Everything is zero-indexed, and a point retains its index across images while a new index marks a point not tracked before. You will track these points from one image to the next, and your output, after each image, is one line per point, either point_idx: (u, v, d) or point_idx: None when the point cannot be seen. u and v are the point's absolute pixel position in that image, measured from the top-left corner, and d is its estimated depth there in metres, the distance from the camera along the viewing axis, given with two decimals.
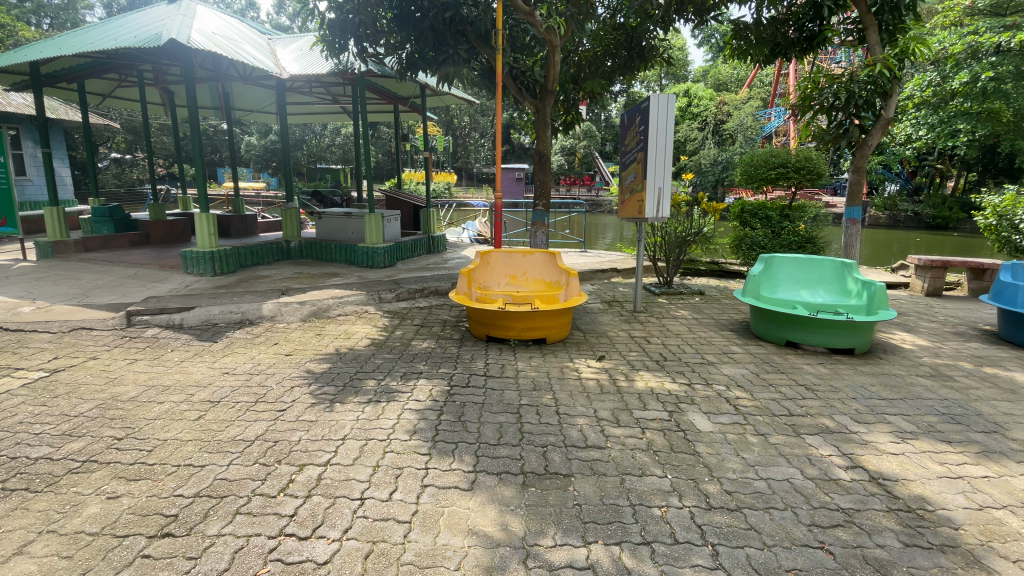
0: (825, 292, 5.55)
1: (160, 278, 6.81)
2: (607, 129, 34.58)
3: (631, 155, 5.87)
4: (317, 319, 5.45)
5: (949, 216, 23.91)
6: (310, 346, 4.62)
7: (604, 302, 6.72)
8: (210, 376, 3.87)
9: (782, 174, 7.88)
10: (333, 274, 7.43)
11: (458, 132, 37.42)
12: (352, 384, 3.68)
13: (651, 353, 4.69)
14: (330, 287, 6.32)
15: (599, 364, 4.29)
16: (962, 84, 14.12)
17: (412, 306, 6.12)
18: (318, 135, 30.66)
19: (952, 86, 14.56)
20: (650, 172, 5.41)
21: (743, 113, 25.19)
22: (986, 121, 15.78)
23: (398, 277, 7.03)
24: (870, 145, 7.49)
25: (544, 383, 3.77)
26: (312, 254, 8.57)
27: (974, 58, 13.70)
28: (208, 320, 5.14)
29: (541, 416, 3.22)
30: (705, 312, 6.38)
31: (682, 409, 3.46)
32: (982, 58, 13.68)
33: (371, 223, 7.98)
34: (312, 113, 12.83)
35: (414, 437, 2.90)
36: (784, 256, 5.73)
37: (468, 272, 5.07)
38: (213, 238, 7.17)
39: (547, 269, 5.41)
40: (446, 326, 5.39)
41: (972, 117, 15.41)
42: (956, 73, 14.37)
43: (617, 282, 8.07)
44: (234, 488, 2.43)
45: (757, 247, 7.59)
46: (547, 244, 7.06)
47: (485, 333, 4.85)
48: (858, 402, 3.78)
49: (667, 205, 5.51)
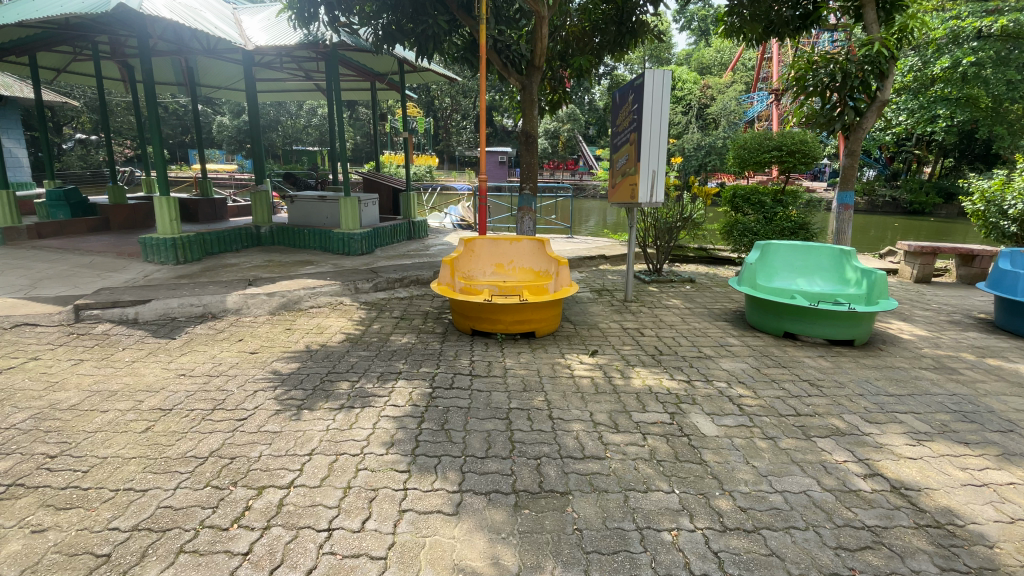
0: (823, 281, 5.33)
1: (117, 267, 6.32)
2: (590, 112, 34.14)
3: (623, 136, 5.53)
4: (287, 312, 5.06)
5: (925, 201, 24.20)
6: (278, 343, 4.25)
7: (593, 291, 6.44)
8: (166, 380, 3.49)
9: (777, 157, 7.50)
10: (307, 262, 7.00)
11: (439, 113, 36.68)
12: (322, 388, 3.33)
13: (647, 346, 4.41)
14: (303, 276, 5.90)
15: (592, 360, 4.00)
16: (944, 69, 14.16)
17: (391, 297, 5.75)
18: (293, 116, 29.64)
19: (933, 72, 14.60)
20: (644, 154, 5.09)
21: (727, 97, 25.06)
22: (965, 107, 15.85)
23: (375, 265, 6.64)
24: (865, 128, 7.29)
25: (534, 383, 3.46)
26: (284, 240, 8.11)
27: (956, 43, 13.68)
28: (166, 314, 4.71)
29: (533, 423, 2.91)
30: (697, 300, 6.14)
31: (684, 410, 3.19)
32: (963, 43, 13.69)
33: (346, 207, 7.56)
34: (285, 91, 12.19)
35: (391, 450, 2.58)
36: (780, 243, 5.50)
37: (451, 261, 4.74)
38: (175, 224, 6.69)
39: (535, 257, 5.11)
40: (427, 318, 5.05)
41: (951, 103, 15.50)
42: (937, 59, 14.38)
43: (605, 269, 7.80)
44: (180, 519, 2.09)
45: (750, 233, 7.32)
46: (534, 230, 6.73)
47: (470, 326, 4.52)
48: (867, 399, 3.57)
49: (661, 189, 5.22)
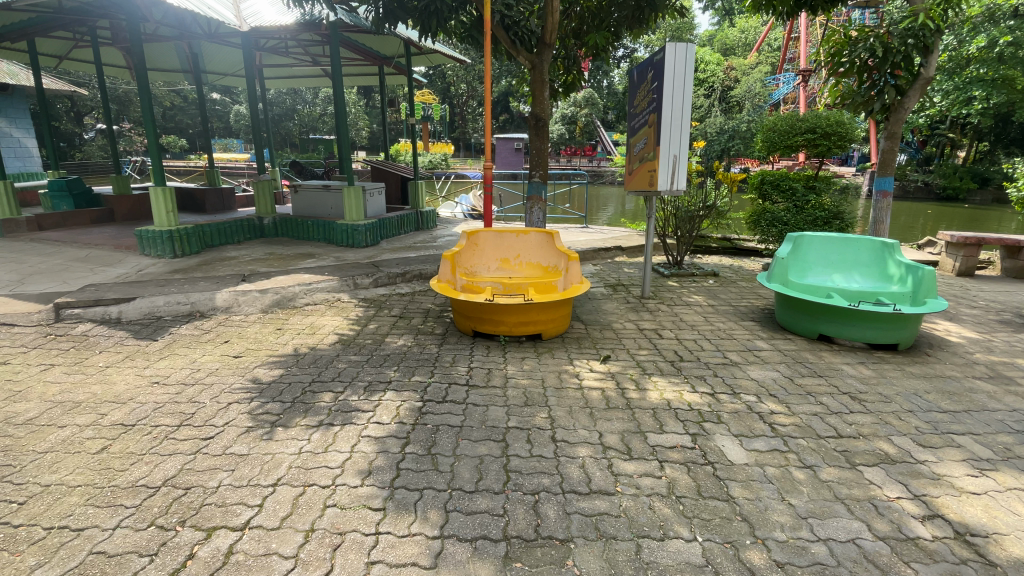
0: (862, 277, 4.84)
1: (112, 261, 6.11)
2: (608, 96, 33.27)
3: (641, 118, 5.07)
4: (280, 310, 4.77)
5: (960, 187, 22.98)
6: (265, 346, 3.96)
7: (608, 286, 6.02)
8: (136, 389, 3.21)
9: (810, 141, 6.40)
10: (308, 254, 6.71)
11: (454, 100, 36.16)
12: (302, 400, 3.01)
13: (665, 351, 4.01)
14: (300, 270, 5.60)
15: (604, 367, 3.61)
16: (979, 48, 13.36)
17: (392, 293, 5.41)
18: (308, 104, 29.43)
19: (969, 51, 13.75)
20: (664, 137, 4.63)
21: (751, 79, 24.07)
22: (1002, 88, 14.98)
23: (377, 259, 6.31)
24: (907, 108, 6.67)
25: (537, 397, 3.08)
26: (288, 232, 7.83)
27: (992, 21, 12.89)
28: (150, 313, 4.45)
29: (533, 447, 2.54)
30: (721, 297, 5.69)
31: (707, 431, 2.79)
32: (1000, 21, 12.88)
33: (349, 196, 7.21)
34: (292, 77, 11.87)
35: (366, 482, 2.24)
36: (814, 235, 5.01)
37: (451, 255, 4.38)
38: (172, 215, 6.44)
39: (544, 251, 4.73)
40: (428, 317, 4.70)
41: (987, 84, 14.61)
42: (973, 38, 13.54)
43: (621, 262, 7.38)
44: (109, 570, 1.79)
45: (778, 223, 6.78)
46: (545, 221, 6.33)
47: (471, 328, 4.17)
48: (917, 417, 3.12)
49: (683, 175, 4.76)
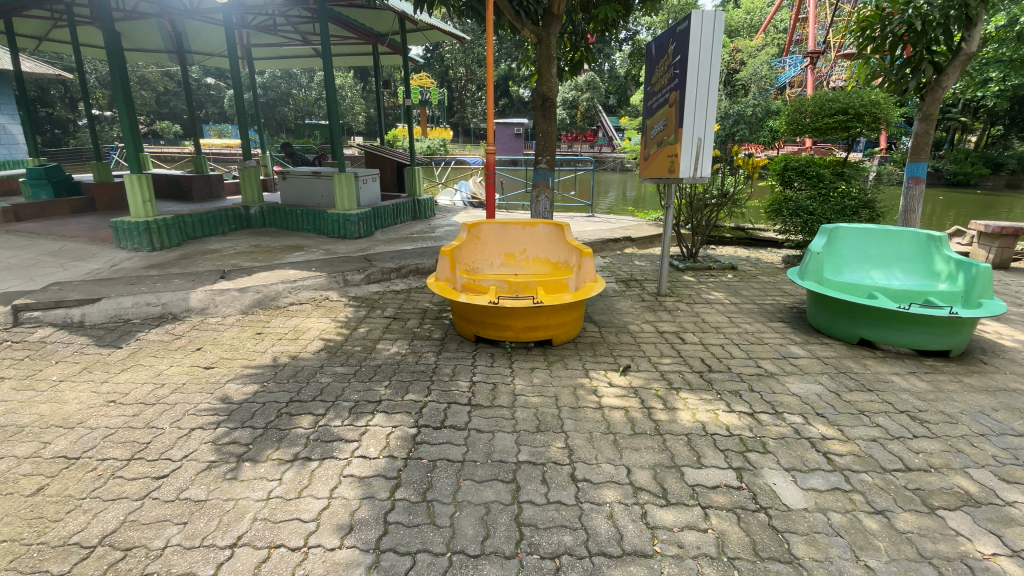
0: (904, 274, 4.39)
1: (85, 255, 5.65)
2: (610, 80, 32.47)
3: (660, 97, 4.59)
4: (262, 311, 4.33)
5: (972, 172, 22.24)
6: (242, 354, 3.52)
7: (619, 281, 5.57)
8: (88, 409, 2.78)
9: (841, 123, 5.85)
10: (297, 247, 6.26)
11: (453, 84, 35.35)
12: (278, 426, 2.58)
13: (690, 359, 3.57)
14: (286, 266, 5.15)
15: (625, 380, 3.18)
16: (999, 27, 12.71)
17: (386, 291, 4.97)
18: (304, 88, 28.68)
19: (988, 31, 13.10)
20: (687, 119, 4.14)
21: (758, 61, 23.34)
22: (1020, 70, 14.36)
23: (371, 252, 5.85)
24: (944, 86, 6.18)
25: (551, 420, 2.64)
26: (276, 221, 7.36)
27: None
28: (118, 315, 4.00)
29: (550, 489, 2.12)
30: (743, 293, 5.25)
31: (754, 466, 2.37)
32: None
33: (341, 183, 6.72)
34: (283, 58, 11.31)
35: (346, 542, 1.82)
36: (851, 227, 4.56)
37: (449, 251, 3.93)
38: (150, 205, 5.98)
39: (552, 245, 4.28)
40: (425, 318, 4.26)
41: (1006, 66, 13.96)
42: (993, 17, 12.89)
43: (631, 254, 6.93)
44: None
45: (804, 213, 6.20)
46: (551, 211, 5.85)
47: (473, 332, 3.71)
48: (991, 443, 2.70)
49: (708, 161, 4.29)
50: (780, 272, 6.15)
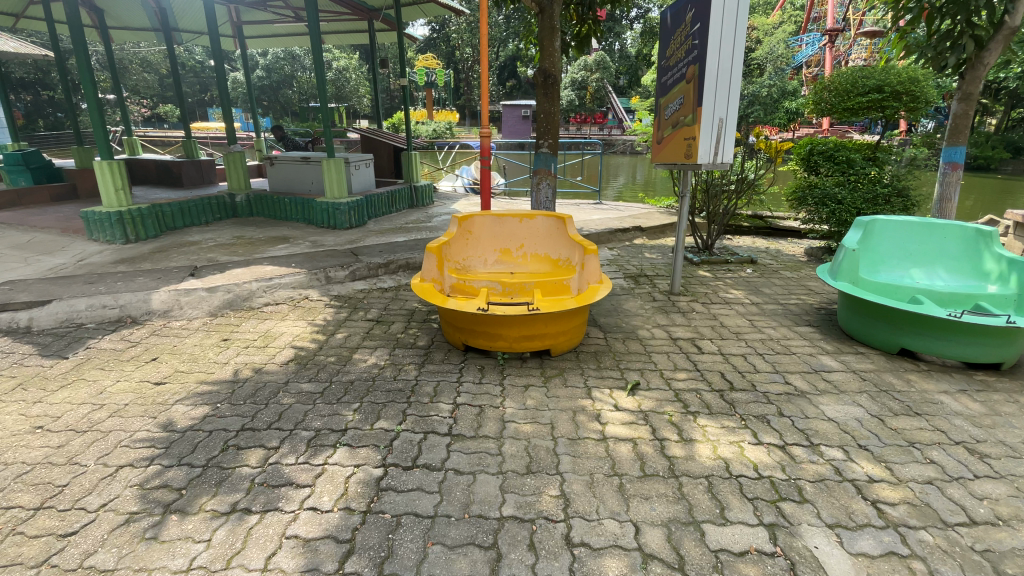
0: (947, 273, 3.90)
1: (53, 248, 5.27)
2: (620, 60, 31.49)
3: (676, 72, 4.09)
4: (233, 313, 3.93)
5: (992, 155, 21.30)
6: (200, 367, 3.13)
7: (628, 277, 5.11)
8: (8, 439, 2.41)
9: (876, 102, 5.27)
10: (282, 238, 5.85)
11: (458, 65, 34.52)
12: (221, 464, 2.18)
13: (709, 374, 3.12)
14: (265, 260, 4.75)
15: (633, 401, 2.74)
16: None
17: (372, 289, 4.55)
18: (306, 70, 28.05)
19: None
20: (707, 96, 3.64)
21: (774, 40, 22.40)
22: None
23: (359, 245, 5.42)
24: (986, 63, 5.49)
25: (544, 458, 2.22)
26: (263, 210, 6.94)
27: None
28: (71, 320, 3.63)
29: (538, 559, 1.70)
30: (765, 291, 4.78)
31: (789, 522, 1.94)
32: None
33: (329, 169, 6.27)
34: (276, 36, 10.79)
35: None
36: (888, 220, 4.05)
37: (436, 248, 3.49)
38: (124, 194, 5.58)
39: (552, 240, 3.83)
40: (411, 322, 3.84)
41: None
42: None
43: (641, 246, 6.46)
44: None
45: (831, 202, 5.61)
46: (553, 200, 5.38)
47: (462, 341, 3.27)
48: None
49: (729, 146, 3.81)
50: (803, 266, 5.65)
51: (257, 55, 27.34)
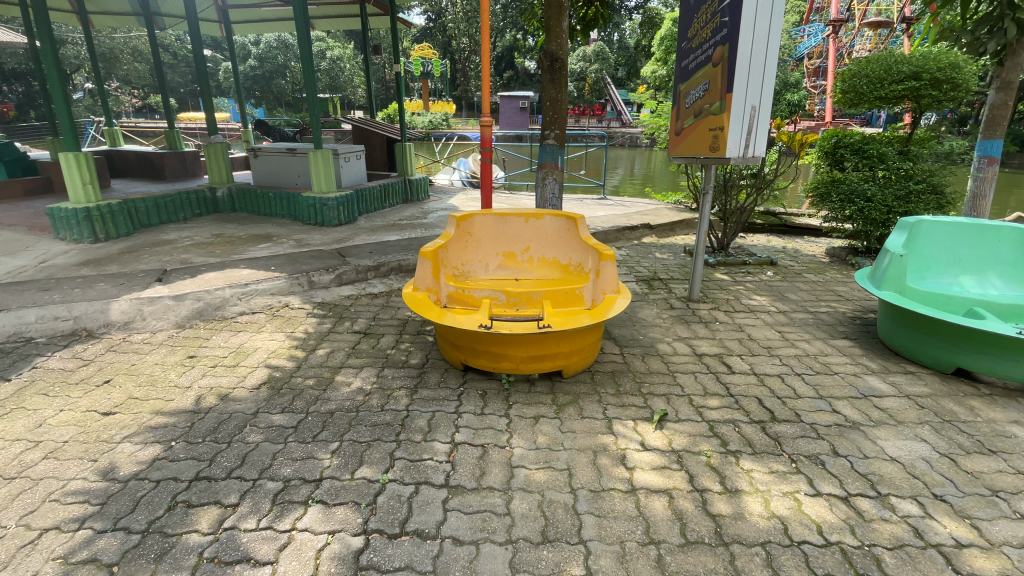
0: (1001, 281, 3.51)
1: (13, 248, 4.81)
2: (620, 50, 30.97)
3: (700, 55, 3.66)
4: (204, 324, 3.50)
5: None
6: (158, 391, 2.71)
7: (640, 281, 4.70)
8: None
9: (911, 91, 4.88)
10: (265, 236, 5.40)
11: (455, 56, 33.87)
12: (164, 532, 1.76)
13: (744, 400, 2.72)
14: (243, 262, 4.31)
15: (663, 438, 2.33)
16: None
17: (360, 295, 4.12)
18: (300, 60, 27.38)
19: None
20: (738, 81, 3.21)
21: None
22: None
23: (348, 245, 4.99)
24: None
25: (563, 520, 1.82)
26: (246, 205, 6.49)
27: None
28: (17, 333, 3.19)
29: None
30: (791, 297, 4.38)
31: None
32: None
33: (317, 162, 5.80)
34: (264, 20, 10.25)
35: None
36: (935, 221, 3.64)
37: (431, 252, 3.06)
38: (93, 189, 5.12)
39: (562, 243, 3.41)
40: (402, 335, 3.42)
41: None
42: None
43: (651, 245, 6.05)
44: None
45: (858, 199, 5.19)
46: (559, 195, 4.95)
47: (461, 361, 2.86)
48: None
49: (761, 137, 3.38)
50: (828, 268, 5.26)
51: (249, 44, 26.64)
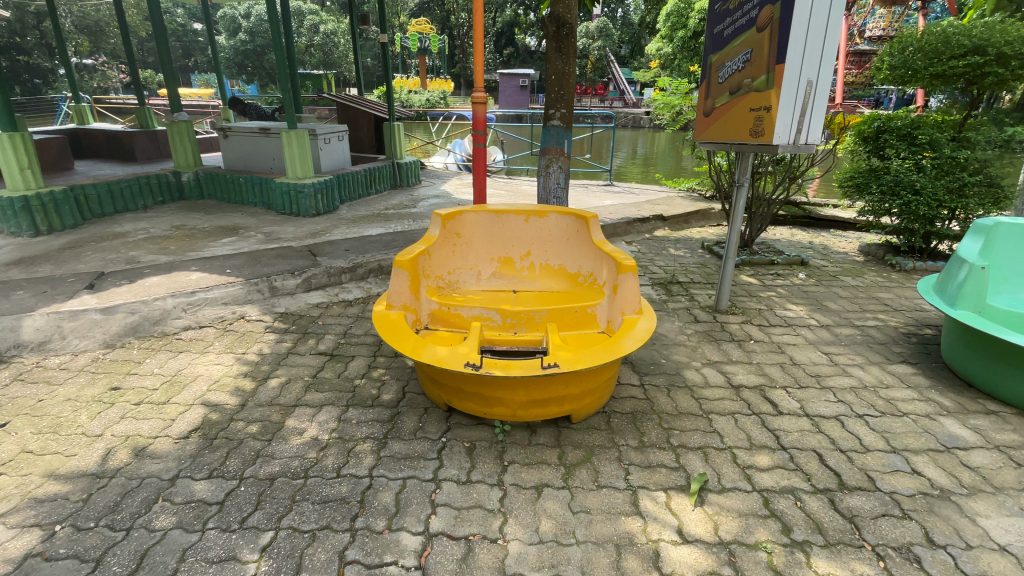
0: None
1: None
2: (624, 27, 29.96)
3: (740, 18, 3.01)
4: (137, 342, 2.91)
5: None
6: (57, 442, 2.13)
7: (656, 285, 4.11)
8: None
9: (972, 67, 4.21)
10: (230, 228, 4.78)
11: (454, 31, 32.74)
12: None
13: (801, 456, 2.15)
14: (196, 263, 3.70)
15: (705, 525, 1.76)
16: None
17: (332, 303, 3.53)
18: None
19: None
20: (791, 50, 2.58)
21: None
22: None
23: (322, 240, 4.38)
24: None
25: None
26: (215, 191, 5.86)
27: None
28: None
29: None
30: (831, 307, 3.79)
31: None
32: None
33: (290, 143, 5.16)
34: None
35: None
36: (1011, 224, 3.03)
37: (410, 260, 2.45)
38: (36, 176, 4.50)
39: (569, 246, 2.81)
40: (376, 359, 2.83)
41: None
42: None
43: (665, 239, 5.44)
44: None
45: (904, 190, 4.59)
46: (564, 185, 4.32)
47: (444, 401, 2.28)
48: None
49: (814, 120, 2.77)
50: (864, 269, 4.67)
51: (240, 16, 25.53)
